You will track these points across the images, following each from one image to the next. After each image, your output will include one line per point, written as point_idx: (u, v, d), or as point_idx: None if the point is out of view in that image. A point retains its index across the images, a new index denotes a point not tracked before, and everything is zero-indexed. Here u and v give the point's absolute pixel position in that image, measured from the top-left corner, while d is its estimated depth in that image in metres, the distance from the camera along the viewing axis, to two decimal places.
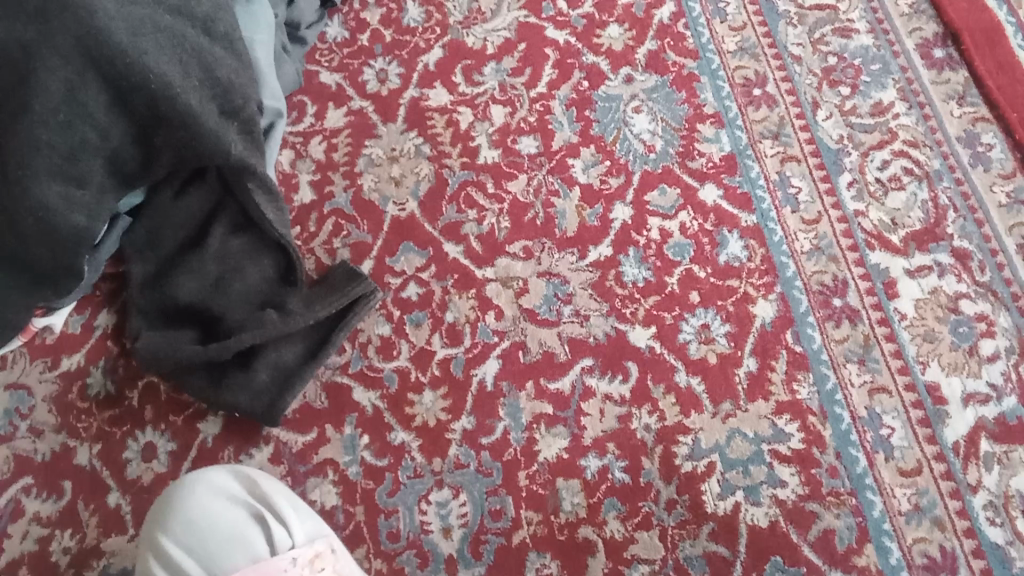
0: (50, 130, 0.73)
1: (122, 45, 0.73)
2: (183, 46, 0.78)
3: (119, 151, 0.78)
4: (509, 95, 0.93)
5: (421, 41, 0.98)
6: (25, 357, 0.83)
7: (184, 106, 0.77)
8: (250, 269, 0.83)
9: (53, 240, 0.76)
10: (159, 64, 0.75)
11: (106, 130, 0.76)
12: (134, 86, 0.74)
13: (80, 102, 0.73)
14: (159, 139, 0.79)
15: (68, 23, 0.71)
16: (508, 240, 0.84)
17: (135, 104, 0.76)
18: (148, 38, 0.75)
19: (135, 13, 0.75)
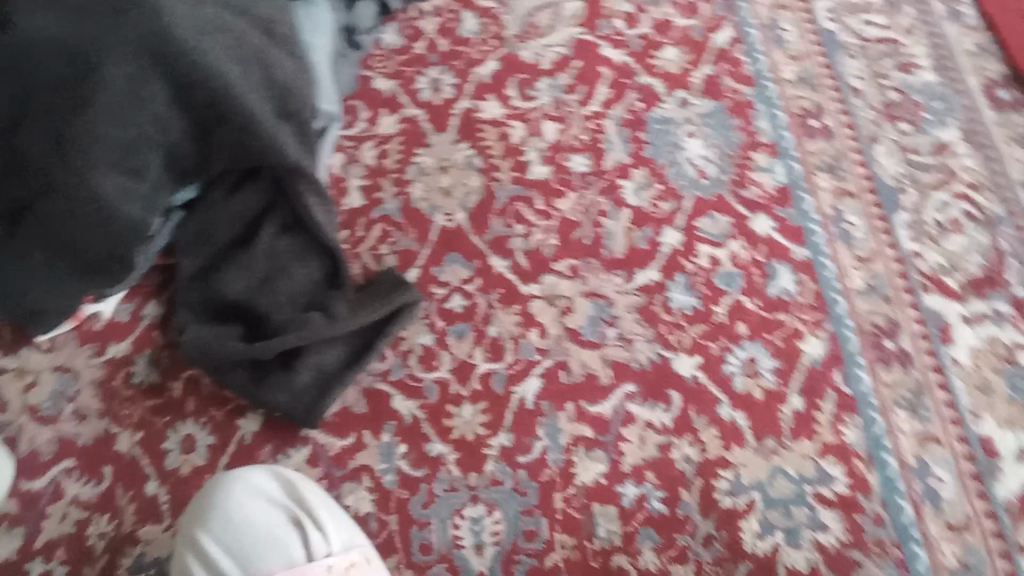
0: (112, 123, 0.74)
1: (185, 43, 0.74)
2: (245, 45, 0.78)
3: (176, 147, 0.79)
4: (562, 111, 0.93)
5: (477, 53, 0.98)
6: (74, 341, 0.84)
7: (243, 106, 0.78)
8: (297, 270, 0.83)
9: (107, 230, 0.78)
10: (220, 64, 0.76)
11: (166, 125, 0.77)
12: (196, 83, 0.76)
13: (142, 96, 0.75)
14: (217, 137, 0.80)
15: (135, 19, 0.72)
16: (555, 258, 0.84)
17: (196, 102, 0.77)
18: (212, 37, 0.76)
19: (200, 12, 0.75)
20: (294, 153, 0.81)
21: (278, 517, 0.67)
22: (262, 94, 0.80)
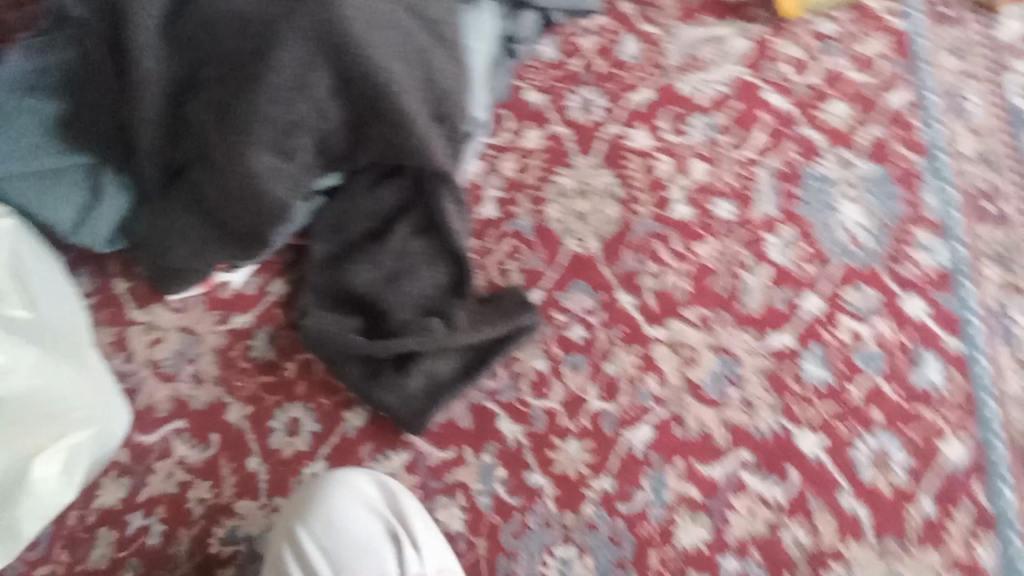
0: (274, 104, 0.75)
1: (355, 37, 0.74)
2: (411, 43, 0.77)
3: (331, 134, 0.79)
4: (714, 152, 0.89)
5: (632, 78, 0.94)
6: (202, 306, 0.86)
7: (400, 104, 0.77)
8: (424, 273, 0.83)
9: (253, 206, 0.79)
10: (385, 61, 0.76)
11: (324, 112, 0.77)
12: (359, 77, 0.75)
13: (307, 82, 0.75)
14: (370, 131, 0.80)
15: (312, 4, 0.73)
16: (686, 303, 0.81)
17: (356, 94, 0.77)
18: (381, 33, 0.75)
19: (374, 7, 0.75)
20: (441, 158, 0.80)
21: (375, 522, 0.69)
22: (420, 94, 0.79)
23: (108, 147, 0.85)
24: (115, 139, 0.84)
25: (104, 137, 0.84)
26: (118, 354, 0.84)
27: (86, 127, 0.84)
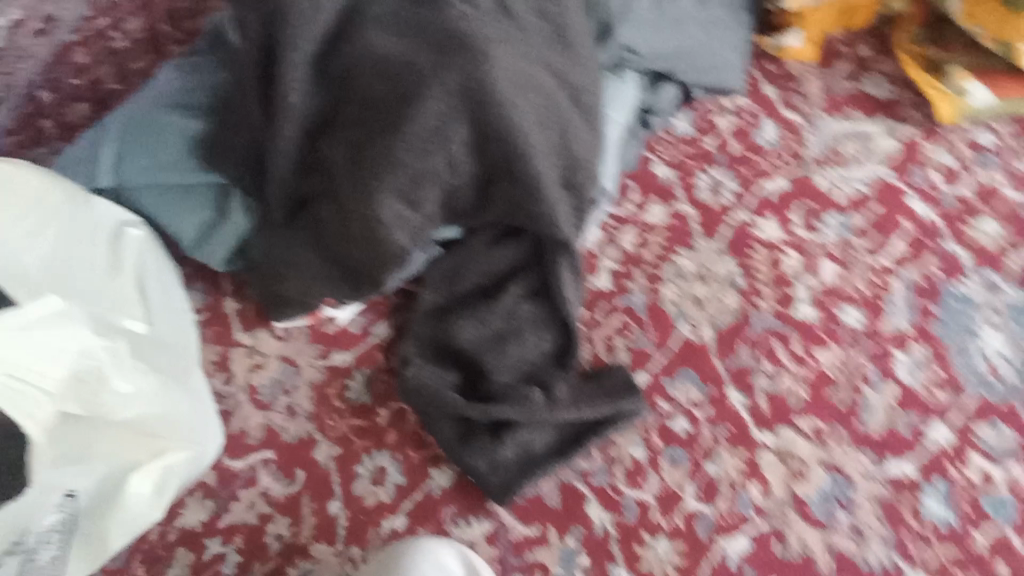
0: (410, 152, 0.75)
1: (500, 96, 0.74)
2: (553, 108, 0.77)
3: (459, 188, 0.78)
4: (846, 254, 0.85)
5: (768, 165, 0.91)
6: (305, 338, 0.86)
7: (533, 167, 0.75)
8: (530, 339, 0.80)
9: (372, 250, 0.78)
10: (525, 123, 0.75)
11: (456, 166, 0.76)
12: (497, 136, 0.75)
13: (445, 135, 0.75)
14: (498, 191, 0.78)
15: (464, 61, 0.74)
16: (800, 412, 0.78)
17: (491, 153, 0.76)
18: (525, 95, 0.75)
19: (522, 68, 0.75)
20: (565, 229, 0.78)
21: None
22: (554, 159, 0.77)
23: (238, 168, 0.85)
24: (246, 164, 0.85)
25: (237, 162, 0.85)
26: (219, 374, 0.85)
27: (222, 148, 0.86)
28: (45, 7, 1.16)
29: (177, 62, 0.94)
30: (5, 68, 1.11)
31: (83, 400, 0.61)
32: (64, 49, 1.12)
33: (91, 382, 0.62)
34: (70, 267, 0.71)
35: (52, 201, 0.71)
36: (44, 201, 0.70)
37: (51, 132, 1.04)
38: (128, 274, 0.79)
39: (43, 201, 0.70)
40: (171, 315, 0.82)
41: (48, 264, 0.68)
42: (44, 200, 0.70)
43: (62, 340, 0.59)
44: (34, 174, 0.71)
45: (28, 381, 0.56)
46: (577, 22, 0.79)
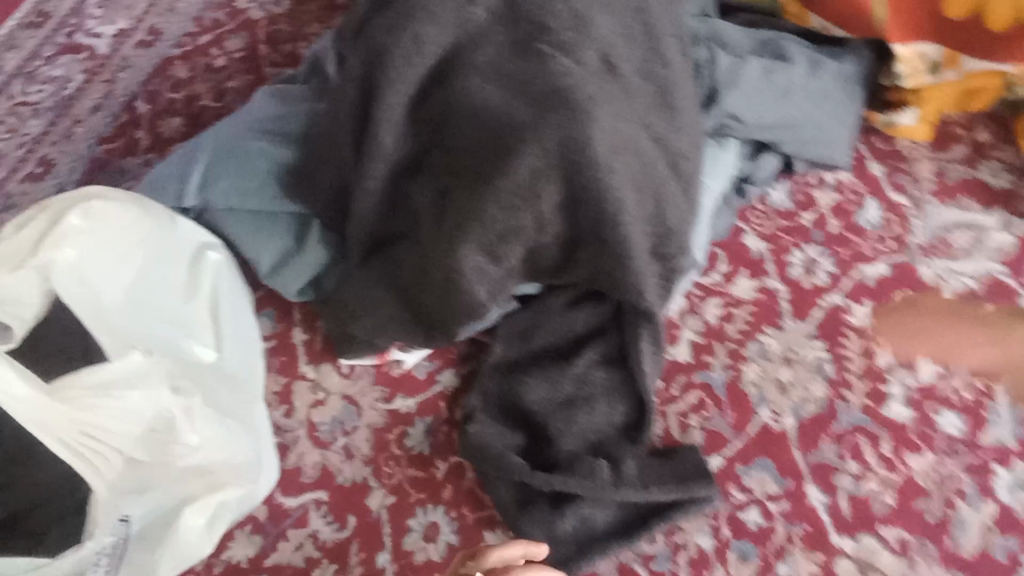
0: (498, 205, 0.73)
1: (597, 158, 0.71)
2: (650, 175, 0.74)
3: (545, 246, 0.76)
4: (950, 353, 0.79)
5: (867, 249, 0.87)
6: (369, 379, 0.85)
7: (623, 234, 0.72)
8: (600, 407, 0.77)
9: (449, 301, 0.77)
10: (620, 187, 0.72)
11: (543, 225, 0.74)
12: (589, 198, 0.72)
13: (536, 192, 0.72)
14: (583, 255, 0.75)
15: (563, 119, 0.71)
16: (884, 519, 0.72)
17: (581, 215, 0.73)
18: (622, 158, 0.73)
19: (622, 131, 0.73)
20: (649, 299, 0.75)
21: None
22: (645, 227, 0.75)
23: (324, 203, 0.86)
24: (333, 201, 0.86)
25: (326, 198, 0.86)
26: (280, 406, 0.84)
27: (312, 180, 0.86)
28: (151, 19, 1.19)
29: (271, 89, 0.95)
30: (107, 76, 1.14)
31: (150, 447, 0.64)
32: (165, 63, 1.14)
33: (160, 433, 0.64)
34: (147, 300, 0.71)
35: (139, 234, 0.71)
36: (131, 234, 0.70)
37: (144, 144, 1.06)
38: (203, 300, 0.79)
39: (129, 236, 0.70)
40: (243, 337, 0.82)
41: (127, 296, 0.69)
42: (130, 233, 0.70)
43: (139, 401, 0.62)
44: (123, 203, 0.70)
45: (99, 444, 0.60)
46: (684, 87, 0.79)
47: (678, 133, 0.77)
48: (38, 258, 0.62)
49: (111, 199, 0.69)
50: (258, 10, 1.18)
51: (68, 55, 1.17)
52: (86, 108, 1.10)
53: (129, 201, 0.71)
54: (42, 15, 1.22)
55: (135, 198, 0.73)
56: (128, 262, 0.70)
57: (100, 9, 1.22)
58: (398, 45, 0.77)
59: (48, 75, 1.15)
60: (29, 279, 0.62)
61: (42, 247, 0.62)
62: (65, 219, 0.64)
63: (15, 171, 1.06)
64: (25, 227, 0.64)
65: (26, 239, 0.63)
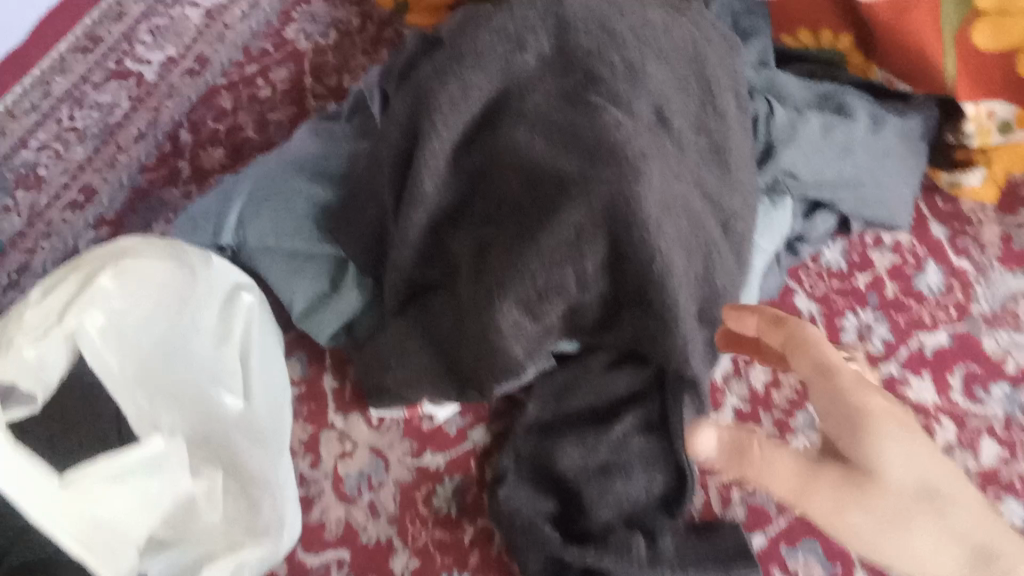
0: (540, 264, 0.70)
1: (647, 218, 0.68)
2: (700, 238, 0.71)
3: (587, 306, 0.73)
4: (902, 522, 0.45)
5: (927, 315, 0.82)
6: (398, 432, 0.82)
7: (671, 300, 0.69)
8: (639, 476, 0.73)
9: (485, 357, 0.74)
10: (669, 249, 0.69)
11: (587, 284, 0.71)
12: (636, 260, 0.69)
13: (581, 250, 0.69)
14: (627, 316, 0.73)
15: (613, 177, 0.68)
16: None
17: (627, 277, 0.70)
18: (673, 219, 0.69)
19: (673, 190, 0.70)
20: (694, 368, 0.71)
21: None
22: (693, 290, 0.71)
23: (360, 248, 0.84)
24: (371, 245, 0.84)
25: (363, 242, 0.84)
26: (306, 456, 0.82)
27: (350, 222, 0.84)
28: (199, 46, 1.19)
29: (313, 126, 0.93)
30: (153, 104, 1.14)
31: (172, 526, 0.72)
32: (210, 92, 1.14)
33: (181, 514, 0.72)
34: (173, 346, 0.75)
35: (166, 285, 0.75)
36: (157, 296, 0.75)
37: (185, 175, 1.06)
38: (234, 341, 0.77)
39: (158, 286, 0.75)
40: (273, 377, 0.80)
41: (155, 345, 0.75)
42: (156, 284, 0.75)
43: (160, 486, 0.69)
44: (152, 252, 0.76)
45: (123, 536, 0.64)
46: (738, 142, 0.75)
47: (731, 193, 0.74)
48: (62, 328, 0.69)
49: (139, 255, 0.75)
50: (305, 40, 1.17)
51: (115, 81, 1.17)
52: (130, 136, 1.11)
53: (159, 253, 0.76)
54: (94, 40, 1.22)
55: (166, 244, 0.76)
56: (155, 313, 0.75)
57: (149, 34, 1.22)
58: (444, 91, 0.74)
59: (95, 101, 1.16)
60: (58, 345, 0.69)
61: (67, 315, 0.69)
62: (97, 283, 0.71)
63: (58, 198, 1.06)
64: (54, 290, 0.71)
65: (56, 302, 0.70)
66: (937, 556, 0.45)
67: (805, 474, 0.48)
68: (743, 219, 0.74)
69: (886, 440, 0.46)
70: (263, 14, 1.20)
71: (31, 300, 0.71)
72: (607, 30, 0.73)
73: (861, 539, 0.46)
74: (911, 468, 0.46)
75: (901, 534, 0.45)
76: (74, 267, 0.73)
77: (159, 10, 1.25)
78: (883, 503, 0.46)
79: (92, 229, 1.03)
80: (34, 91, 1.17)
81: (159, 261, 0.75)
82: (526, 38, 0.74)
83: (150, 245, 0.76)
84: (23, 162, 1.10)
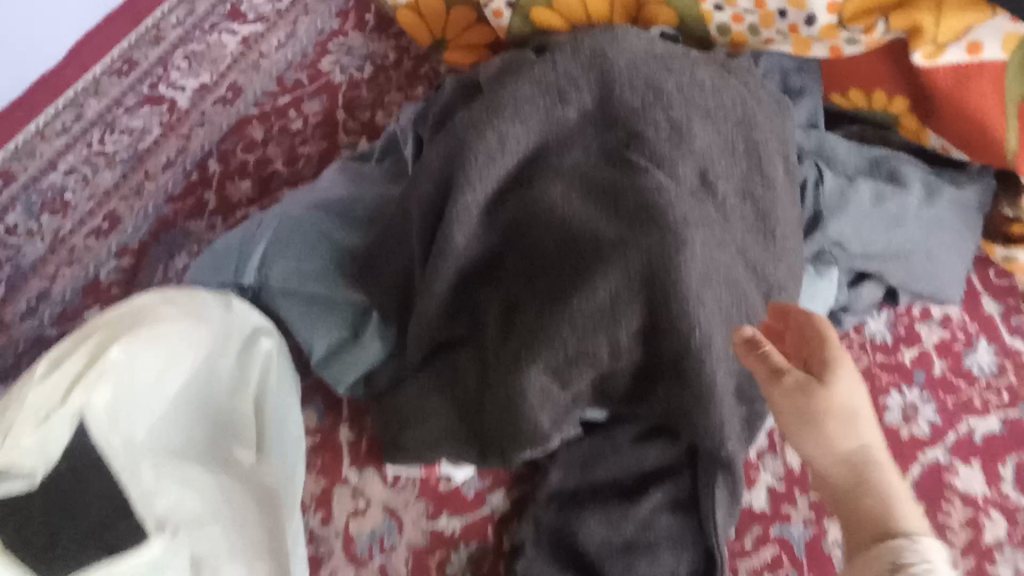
0: (574, 330, 0.67)
1: (688, 289, 0.64)
2: (741, 309, 0.68)
3: (618, 374, 0.69)
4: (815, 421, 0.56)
5: (976, 398, 0.78)
6: (414, 490, 0.80)
7: (708, 376, 0.65)
8: (664, 557, 0.70)
9: (509, 424, 0.70)
10: (709, 322, 0.65)
11: (619, 353, 0.68)
12: (673, 332, 0.65)
13: (615, 319, 0.66)
14: (660, 388, 0.69)
15: (654, 245, 0.65)
16: None
17: (663, 348, 0.67)
18: (714, 289, 0.66)
19: (716, 259, 0.66)
20: (728, 448, 0.67)
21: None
22: (732, 365, 0.68)
23: (384, 297, 0.81)
24: (395, 294, 0.81)
25: (388, 291, 0.81)
26: (317, 511, 0.79)
27: (376, 270, 0.82)
28: (233, 75, 1.18)
29: (342, 165, 0.92)
30: (184, 131, 1.13)
31: None
32: (241, 122, 1.12)
33: None
34: (181, 400, 0.74)
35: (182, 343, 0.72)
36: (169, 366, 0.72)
37: (210, 207, 1.04)
38: (247, 389, 0.76)
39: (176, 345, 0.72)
40: (290, 417, 0.77)
41: (159, 420, 0.72)
42: (174, 344, 0.72)
43: None
44: (173, 311, 0.72)
45: None
46: (785, 211, 0.71)
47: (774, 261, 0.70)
48: (71, 407, 0.64)
49: (158, 323, 0.70)
50: (340, 72, 1.16)
51: (148, 106, 1.17)
52: (159, 164, 1.10)
53: (176, 308, 0.72)
54: (129, 62, 1.22)
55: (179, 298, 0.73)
56: (167, 371, 0.72)
57: (185, 60, 1.22)
58: (479, 143, 0.70)
59: (126, 126, 1.15)
60: (57, 426, 0.63)
61: (75, 393, 0.64)
62: (104, 360, 0.66)
63: (82, 224, 1.05)
64: (60, 365, 0.65)
65: (61, 378, 0.65)
66: (830, 446, 0.57)
67: (772, 360, 0.57)
68: (784, 288, 0.71)
69: (848, 377, 0.57)
70: (300, 45, 1.20)
71: (33, 374, 0.64)
72: (652, 87, 0.70)
73: (788, 418, 0.57)
74: (853, 404, 0.57)
75: (820, 421, 0.56)
76: (84, 332, 0.68)
77: (197, 36, 1.24)
78: (820, 408, 0.56)
79: (114, 258, 1.01)
80: (66, 113, 1.16)
81: (181, 320, 0.72)
82: (566, 89, 0.70)
83: (167, 302, 0.72)
84: (51, 186, 1.09)
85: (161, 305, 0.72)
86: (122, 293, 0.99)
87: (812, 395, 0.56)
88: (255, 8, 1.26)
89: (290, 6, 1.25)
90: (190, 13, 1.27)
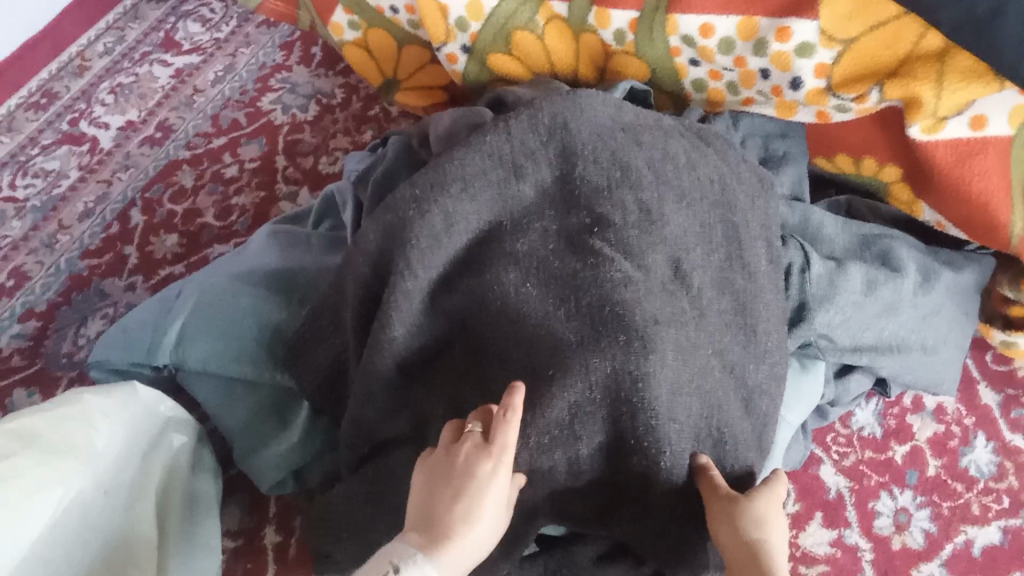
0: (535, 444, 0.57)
1: (658, 400, 0.56)
2: (713, 419, 0.59)
3: (580, 493, 0.60)
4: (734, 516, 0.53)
5: (975, 504, 0.70)
6: None
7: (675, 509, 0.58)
8: None
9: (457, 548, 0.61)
10: (680, 440, 0.57)
11: (578, 472, 0.58)
12: (638, 451, 0.57)
13: (575, 434, 0.57)
14: (626, 510, 0.60)
15: (619, 349, 0.56)
16: None
17: (628, 469, 0.58)
18: (686, 400, 0.58)
19: (691, 363, 0.59)
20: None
21: (494, 454, 0.50)
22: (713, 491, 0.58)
23: (317, 387, 0.71)
24: (325, 381, 0.71)
25: (320, 380, 0.71)
26: None
27: (304, 353, 0.71)
28: (163, 112, 1.08)
29: (274, 228, 0.82)
30: (105, 175, 1.02)
31: None
32: (170, 166, 1.02)
33: None
34: (62, 556, 0.57)
35: (46, 491, 0.57)
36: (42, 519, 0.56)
37: (131, 263, 0.94)
38: (148, 502, 0.64)
39: (21, 498, 0.55)
40: (199, 527, 0.67)
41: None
42: (23, 499, 0.55)
43: None
44: (24, 460, 0.57)
45: None
46: (768, 303, 0.64)
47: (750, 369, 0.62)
48: None
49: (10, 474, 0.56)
50: (282, 112, 1.06)
51: (66, 145, 1.06)
52: (75, 213, 0.99)
53: (24, 452, 0.57)
54: (49, 95, 1.12)
55: (36, 434, 0.59)
56: (24, 523, 0.55)
57: (110, 94, 1.11)
58: (421, 222, 0.60)
59: (41, 168, 1.04)
60: None
61: None
62: None
63: None
64: None
65: None
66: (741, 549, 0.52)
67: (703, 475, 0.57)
68: (765, 393, 0.63)
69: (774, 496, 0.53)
70: (238, 80, 1.10)
71: None
72: (619, 163, 0.62)
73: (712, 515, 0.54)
74: (776, 522, 0.53)
75: (726, 520, 0.53)
76: None
77: (125, 68, 1.14)
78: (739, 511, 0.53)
79: (18, 321, 0.90)
80: None
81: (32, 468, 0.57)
82: (522, 163, 0.62)
83: (22, 443, 0.58)
84: None
85: (5, 451, 0.57)
86: (22, 362, 0.87)
87: (731, 498, 0.53)
88: (192, 37, 1.16)
89: (230, 37, 1.15)
90: (119, 41, 1.17)
